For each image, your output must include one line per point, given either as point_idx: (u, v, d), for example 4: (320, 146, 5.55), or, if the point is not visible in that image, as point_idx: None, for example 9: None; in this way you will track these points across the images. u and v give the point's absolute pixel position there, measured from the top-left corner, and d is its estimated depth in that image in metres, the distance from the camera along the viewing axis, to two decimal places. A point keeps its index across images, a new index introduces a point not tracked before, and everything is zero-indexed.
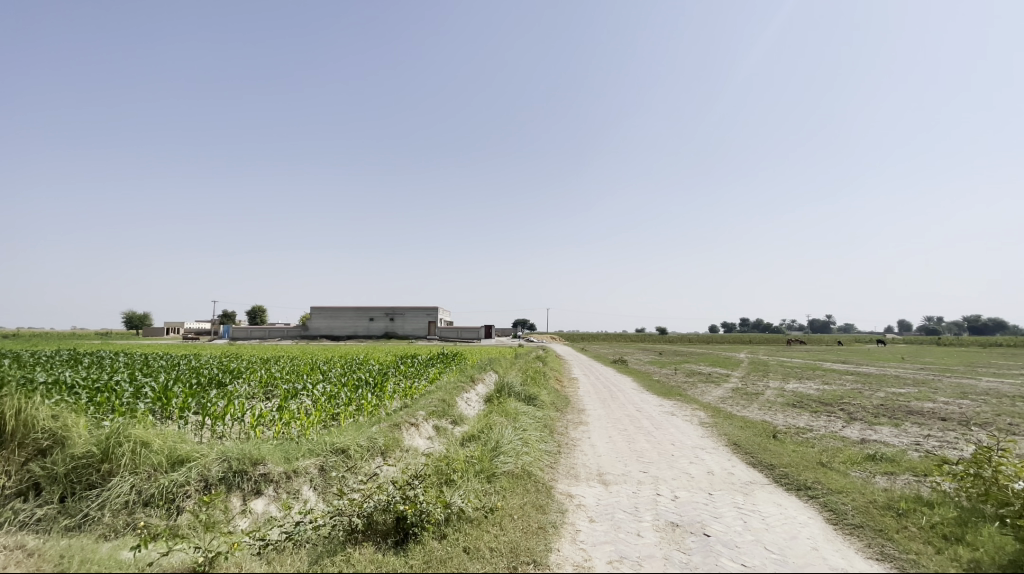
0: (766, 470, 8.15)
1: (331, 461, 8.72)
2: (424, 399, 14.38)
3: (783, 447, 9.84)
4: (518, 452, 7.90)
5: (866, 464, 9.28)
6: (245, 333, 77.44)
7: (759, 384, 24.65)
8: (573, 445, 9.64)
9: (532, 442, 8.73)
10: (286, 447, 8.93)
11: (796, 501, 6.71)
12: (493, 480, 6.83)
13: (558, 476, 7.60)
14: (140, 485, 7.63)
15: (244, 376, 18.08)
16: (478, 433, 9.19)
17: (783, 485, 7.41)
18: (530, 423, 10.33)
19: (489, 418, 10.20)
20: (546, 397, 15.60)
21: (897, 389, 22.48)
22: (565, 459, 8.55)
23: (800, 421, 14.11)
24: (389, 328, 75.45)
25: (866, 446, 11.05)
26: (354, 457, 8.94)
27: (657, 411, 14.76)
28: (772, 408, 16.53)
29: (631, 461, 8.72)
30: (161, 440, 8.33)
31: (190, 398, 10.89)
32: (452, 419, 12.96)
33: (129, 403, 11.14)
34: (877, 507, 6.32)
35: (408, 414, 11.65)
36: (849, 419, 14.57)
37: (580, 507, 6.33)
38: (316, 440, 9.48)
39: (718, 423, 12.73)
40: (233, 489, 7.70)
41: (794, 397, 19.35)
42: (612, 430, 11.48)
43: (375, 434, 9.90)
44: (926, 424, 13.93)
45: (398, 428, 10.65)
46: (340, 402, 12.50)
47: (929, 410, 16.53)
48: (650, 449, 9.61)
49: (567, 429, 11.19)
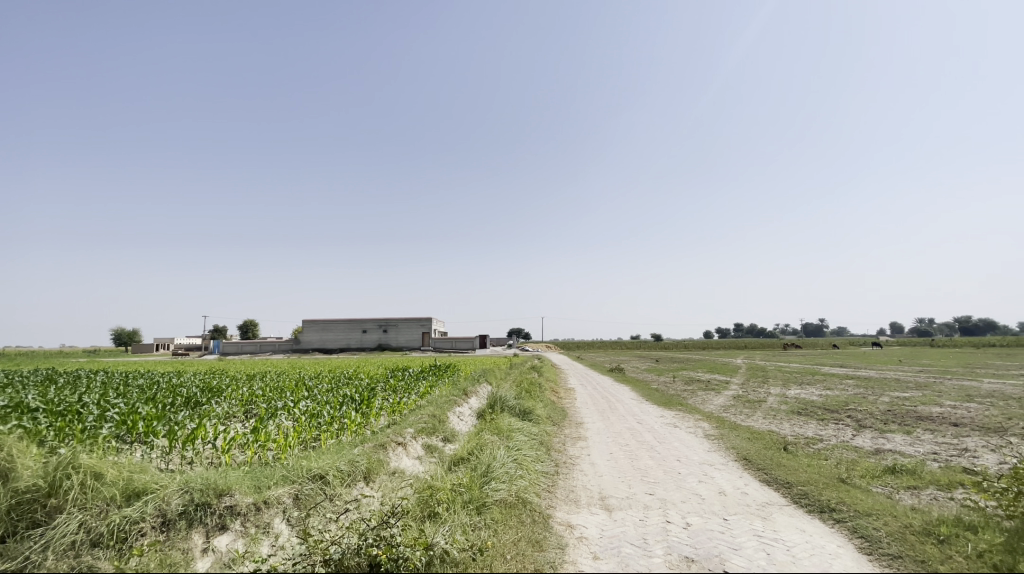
0: (781, 489, 7.47)
1: (307, 490, 7.94)
2: (413, 415, 13.63)
3: (797, 462, 9.12)
4: (512, 476, 7.15)
5: (886, 478, 8.63)
6: (236, 347, 76.23)
7: (761, 391, 24.05)
8: (572, 465, 8.91)
9: (527, 464, 7.99)
10: (257, 475, 8.15)
11: (822, 526, 6.01)
12: (483, 512, 6.10)
13: (557, 502, 6.86)
14: (90, 523, 6.83)
15: (224, 394, 17.13)
16: (468, 454, 8.42)
17: (804, 507, 6.72)
18: (525, 441, 9.58)
19: (480, 436, 9.46)
20: (542, 411, 14.85)
21: (901, 393, 21.95)
22: (563, 481, 7.84)
23: (809, 430, 13.44)
24: (383, 340, 74.54)
25: (882, 457, 10.39)
26: (333, 484, 8.20)
27: (659, 422, 14.10)
28: (777, 416, 15.86)
29: (636, 482, 7.98)
30: (116, 471, 7.53)
31: (156, 421, 10.06)
32: (443, 436, 12.20)
33: (91, 428, 10.30)
34: (913, 532, 5.65)
35: (394, 433, 10.86)
36: (858, 426, 13.96)
37: (582, 540, 5.60)
38: (292, 464, 8.70)
39: (725, 434, 12.00)
40: (194, 525, 6.90)
41: (799, 405, 18.69)
42: (611, 445, 10.75)
43: (356, 456, 9.13)
44: (939, 431, 13.33)
45: (384, 449, 9.88)
46: (322, 420, 11.73)
47: (937, 415, 16.00)
48: (655, 468, 8.88)
49: (564, 446, 10.45)
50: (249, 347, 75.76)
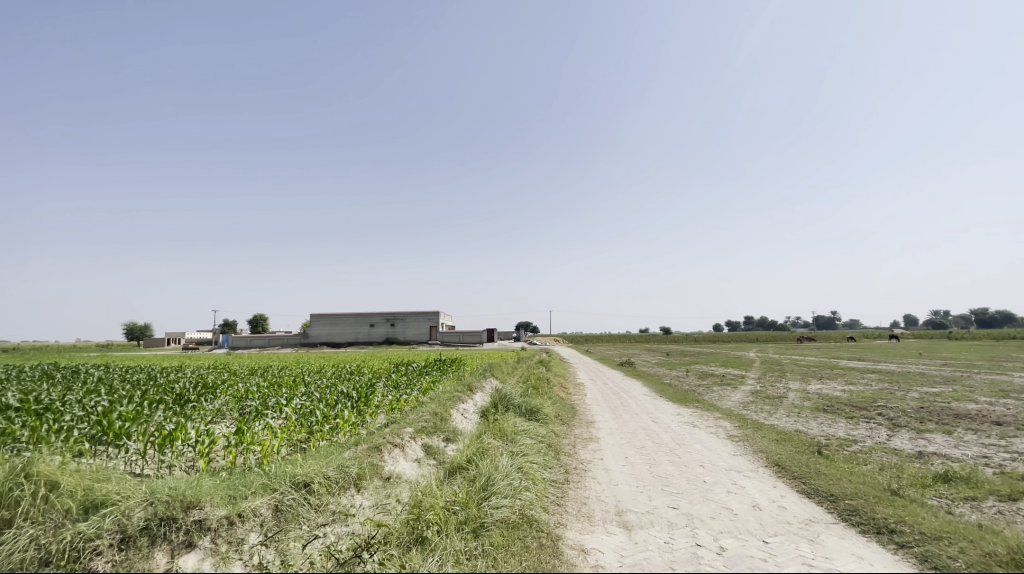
0: (826, 503, 6.52)
1: (288, 500, 7.09)
2: (414, 413, 12.77)
3: (838, 470, 8.10)
4: (516, 489, 6.22)
5: (939, 487, 7.64)
6: (245, 342, 76.17)
7: (780, 386, 22.97)
8: (584, 471, 8.03)
9: (533, 472, 7.07)
10: (233, 484, 7.33)
11: (882, 552, 5.09)
12: (481, 536, 5.21)
13: (567, 520, 5.95)
14: (40, 539, 6.03)
15: (217, 390, 16.36)
16: (467, 462, 7.52)
17: (856, 527, 5.79)
18: (532, 445, 8.68)
19: (481, 440, 8.59)
20: (550, 409, 13.92)
21: (930, 389, 20.76)
22: (575, 492, 6.94)
23: (839, 430, 12.39)
24: (390, 334, 74.18)
25: (928, 462, 9.33)
26: (319, 493, 7.36)
27: (676, 421, 13.12)
28: (802, 415, 14.80)
29: (657, 494, 7.04)
30: (73, 479, 6.71)
31: (133, 421, 9.28)
32: (445, 436, 11.32)
33: (65, 428, 9.55)
34: (999, 564, 4.72)
35: (391, 434, 10.00)
36: (892, 425, 12.92)
37: (598, 571, 4.70)
38: (275, 470, 7.87)
39: (750, 436, 11.01)
40: (158, 542, 6.10)
41: (823, 402, 17.57)
42: (626, 449, 9.80)
43: (347, 461, 8.26)
44: (982, 431, 12.23)
45: (378, 452, 9.04)
46: (314, 418, 10.89)
47: (975, 412, 14.87)
48: (677, 475, 7.94)
49: (575, 449, 9.56)
50: (258, 342, 75.59)
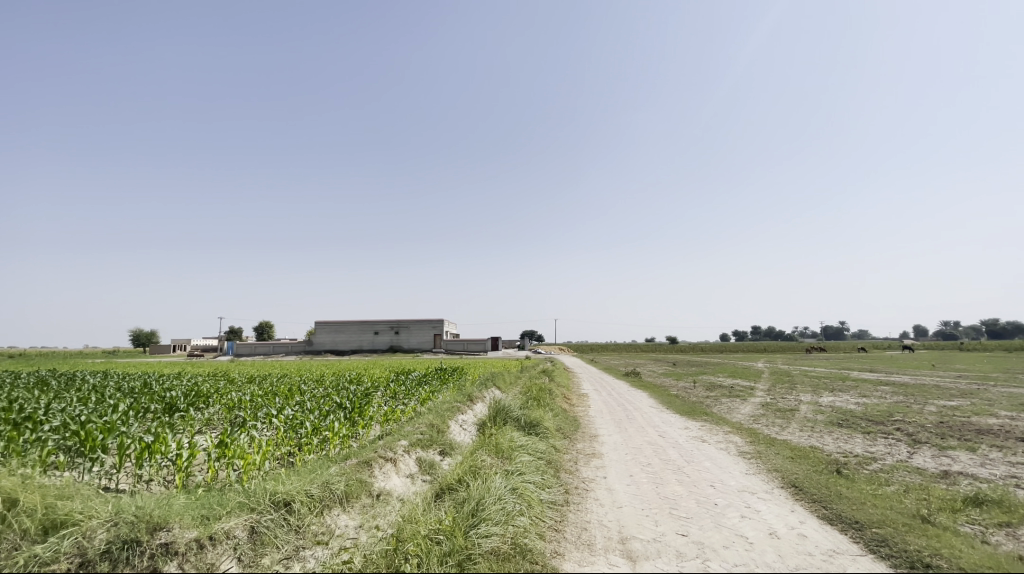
0: (849, 532, 5.93)
1: (266, 520, 6.59)
2: (410, 424, 12.26)
3: (861, 493, 7.46)
4: (509, 514, 5.68)
5: (971, 512, 7.02)
6: (250, 349, 75.99)
7: (790, 398, 22.24)
8: (585, 491, 7.48)
9: (529, 494, 6.52)
10: (207, 503, 6.82)
11: None
12: (466, 570, 4.68)
13: (565, 549, 5.40)
14: None
15: (211, 399, 15.89)
16: (458, 482, 7.00)
17: (887, 561, 5.19)
18: (530, 462, 8.12)
19: (475, 457, 8.06)
20: (551, 423, 13.34)
21: (947, 402, 19.96)
22: (575, 516, 6.39)
23: (856, 447, 11.73)
24: (395, 342, 73.78)
25: (954, 483, 8.66)
26: (300, 512, 6.85)
27: (684, 436, 12.49)
28: (815, 429, 14.10)
29: (664, 518, 6.48)
30: (34, 496, 6.25)
31: (110, 432, 8.82)
32: (440, 449, 10.78)
33: (40, 439, 9.11)
34: None
35: (384, 448, 9.48)
36: (912, 442, 12.24)
37: None
38: (256, 486, 7.38)
39: (763, 452, 10.38)
40: (119, 568, 5.63)
41: (837, 415, 16.85)
42: (631, 466, 9.23)
43: (333, 477, 7.73)
44: (1007, 447, 11.55)
45: (368, 467, 8.51)
46: (303, 430, 10.37)
47: (997, 427, 14.13)
48: (686, 497, 7.35)
49: (577, 466, 9.00)
50: (263, 349, 75.40)
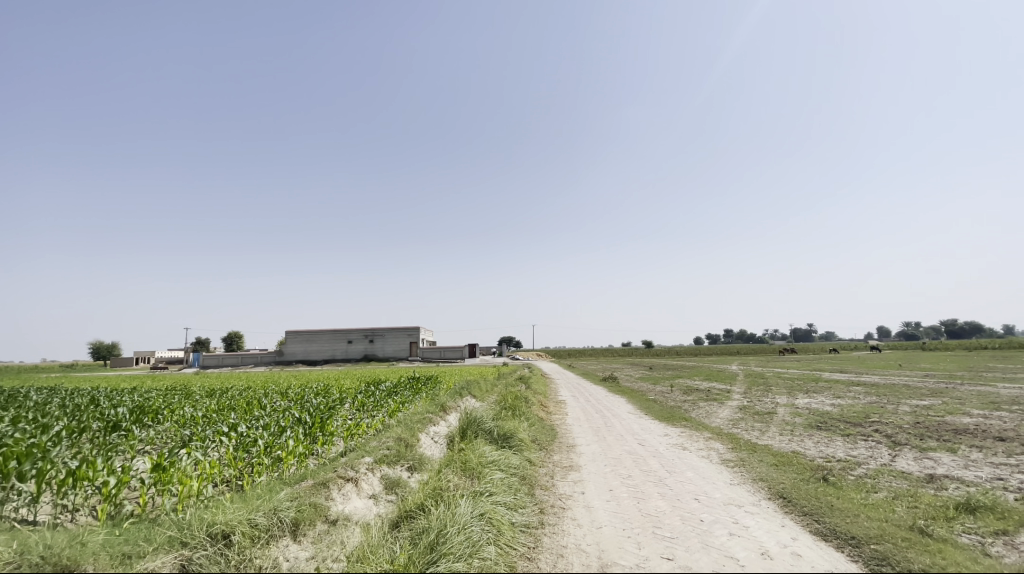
0: (846, 549, 5.47)
1: (200, 556, 5.79)
2: (376, 439, 11.49)
3: (852, 503, 7.05)
4: (473, 546, 5.02)
5: (967, 521, 6.65)
6: (217, 361, 73.27)
7: (767, 400, 22.15)
8: (562, 511, 6.89)
9: (499, 518, 5.88)
10: (133, 538, 5.98)
11: None
12: None
13: None
14: None
15: (161, 417, 14.71)
16: (420, 508, 6.29)
17: None
18: (500, 480, 7.46)
19: (440, 477, 7.37)
20: (526, 434, 12.69)
21: (919, 402, 20.08)
22: (551, 541, 5.77)
23: (838, 450, 11.45)
24: (369, 351, 72.13)
25: (942, 487, 8.35)
26: (240, 546, 6.04)
27: (663, 444, 12.00)
28: (795, 432, 13.87)
29: (649, 539, 5.89)
30: None
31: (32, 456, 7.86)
32: (408, 465, 10.02)
33: None
34: None
35: (344, 467, 8.70)
36: (893, 444, 12.02)
37: None
38: (192, 516, 6.55)
39: (746, 460, 9.96)
40: None
41: (814, 417, 16.65)
42: (611, 479, 8.65)
43: (281, 503, 6.93)
44: (986, 448, 11.43)
45: (325, 489, 7.72)
46: (255, 449, 9.50)
47: (973, 427, 14.08)
48: (670, 513, 6.81)
49: (553, 482, 8.39)
50: (231, 361, 72.87)
